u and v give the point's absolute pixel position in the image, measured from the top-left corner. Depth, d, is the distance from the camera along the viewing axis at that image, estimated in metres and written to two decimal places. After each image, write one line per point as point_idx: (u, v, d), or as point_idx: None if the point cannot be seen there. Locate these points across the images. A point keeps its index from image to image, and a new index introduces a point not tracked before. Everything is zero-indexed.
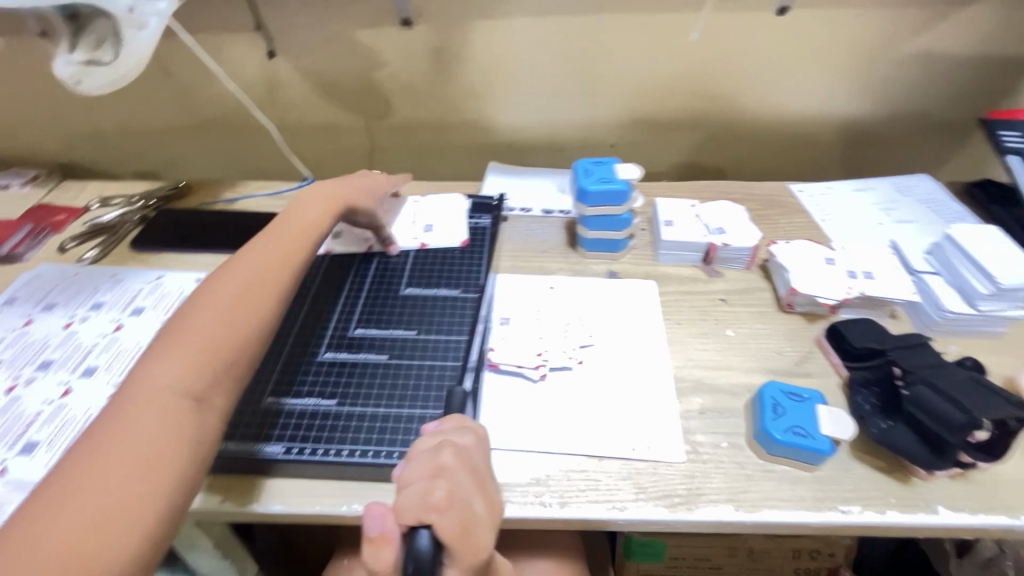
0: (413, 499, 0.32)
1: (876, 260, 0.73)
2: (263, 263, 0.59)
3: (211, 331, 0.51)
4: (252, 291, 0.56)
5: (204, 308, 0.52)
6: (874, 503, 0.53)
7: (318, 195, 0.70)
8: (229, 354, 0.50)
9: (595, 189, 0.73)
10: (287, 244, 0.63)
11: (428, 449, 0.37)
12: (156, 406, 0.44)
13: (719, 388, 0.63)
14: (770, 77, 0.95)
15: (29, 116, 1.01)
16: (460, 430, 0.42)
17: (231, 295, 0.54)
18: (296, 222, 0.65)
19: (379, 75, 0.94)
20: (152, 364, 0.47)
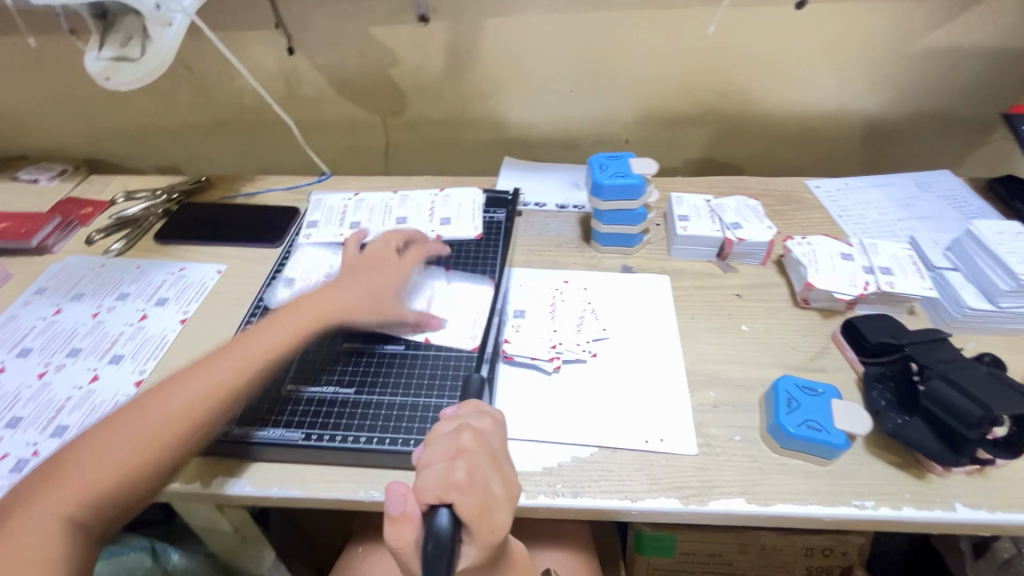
0: (435, 480, 0.34)
1: (895, 255, 0.72)
2: (215, 382, 0.53)
3: (131, 446, 0.48)
4: (190, 412, 0.51)
5: (142, 415, 0.50)
6: (889, 498, 0.53)
7: (352, 274, 0.66)
8: (132, 482, 0.47)
9: (610, 183, 0.73)
10: (250, 359, 0.56)
11: (447, 432, 0.39)
12: (70, 498, 0.44)
13: (733, 381, 0.63)
14: (788, 72, 0.94)
15: (56, 112, 1.04)
16: (478, 415, 0.43)
17: (170, 411, 0.50)
18: (312, 305, 0.62)
19: (395, 71, 0.95)
20: (101, 444, 0.48)
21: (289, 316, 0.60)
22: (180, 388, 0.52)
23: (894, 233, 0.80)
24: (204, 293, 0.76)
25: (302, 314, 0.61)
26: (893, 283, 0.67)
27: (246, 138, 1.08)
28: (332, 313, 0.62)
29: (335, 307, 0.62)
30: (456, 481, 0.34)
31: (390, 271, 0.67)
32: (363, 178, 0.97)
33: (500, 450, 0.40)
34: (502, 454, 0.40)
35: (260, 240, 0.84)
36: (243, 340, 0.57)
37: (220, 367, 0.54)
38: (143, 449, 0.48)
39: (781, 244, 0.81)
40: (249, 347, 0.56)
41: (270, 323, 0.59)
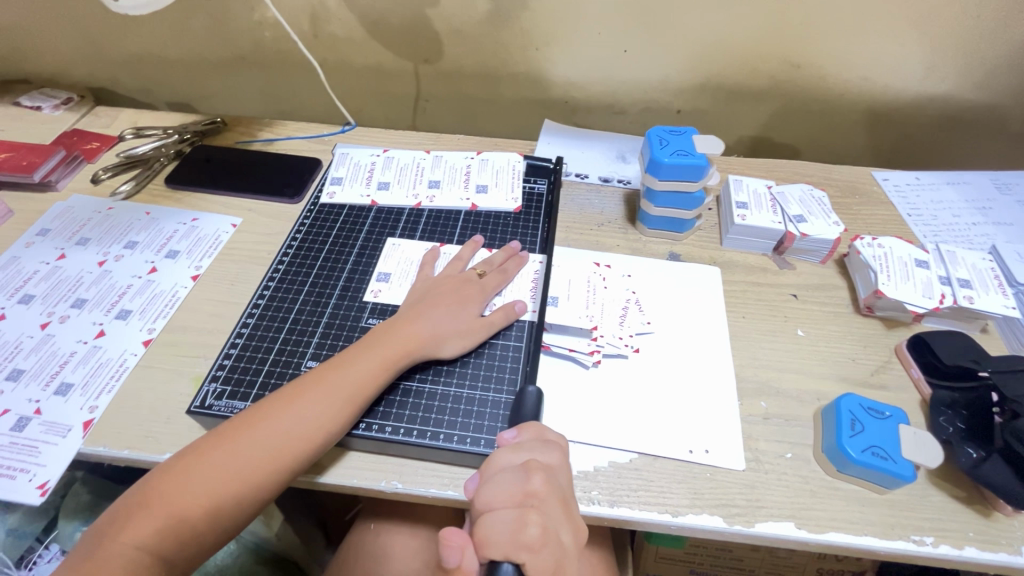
0: (505, 538, 0.38)
1: (975, 267, 0.65)
2: (297, 429, 0.48)
3: (213, 485, 0.46)
4: (271, 455, 0.47)
5: (226, 450, 0.47)
6: (951, 536, 0.49)
7: (446, 299, 0.59)
8: (210, 523, 0.45)
9: (670, 163, 0.65)
10: (336, 401, 0.50)
11: (514, 474, 0.41)
12: (158, 524, 0.44)
13: (786, 392, 0.58)
14: (869, 48, 0.84)
15: (60, 34, 0.95)
16: (545, 445, 0.45)
17: (251, 453, 0.47)
18: (404, 337, 0.55)
19: (433, 14, 0.86)
20: (189, 472, 0.46)
21: (376, 347, 0.54)
22: (263, 423, 0.48)
23: (967, 240, 0.74)
24: (218, 248, 0.71)
25: (388, 347, 0.54)
26: (972, 299, 0.61)
27: (266, 77, 0.99)
28: (420, 350, 0.55)
29: (421, 344, 0.55)
30: (525, 544, 0.38)
31: (474, 303, 0.60)
32: (391, 132, 0.90)
33: (565, 487, 0.43)
34: (568, 491, 0.43)
35: (279, 193, 0.78)
36: (334, 369, 0.52)
37: (303, 405, 0.49)
38: (221, 490, 0.46)
39: (845, 241, 0.74)
40: (336, 385, 0.51)
41: (358, 354, 0.53)
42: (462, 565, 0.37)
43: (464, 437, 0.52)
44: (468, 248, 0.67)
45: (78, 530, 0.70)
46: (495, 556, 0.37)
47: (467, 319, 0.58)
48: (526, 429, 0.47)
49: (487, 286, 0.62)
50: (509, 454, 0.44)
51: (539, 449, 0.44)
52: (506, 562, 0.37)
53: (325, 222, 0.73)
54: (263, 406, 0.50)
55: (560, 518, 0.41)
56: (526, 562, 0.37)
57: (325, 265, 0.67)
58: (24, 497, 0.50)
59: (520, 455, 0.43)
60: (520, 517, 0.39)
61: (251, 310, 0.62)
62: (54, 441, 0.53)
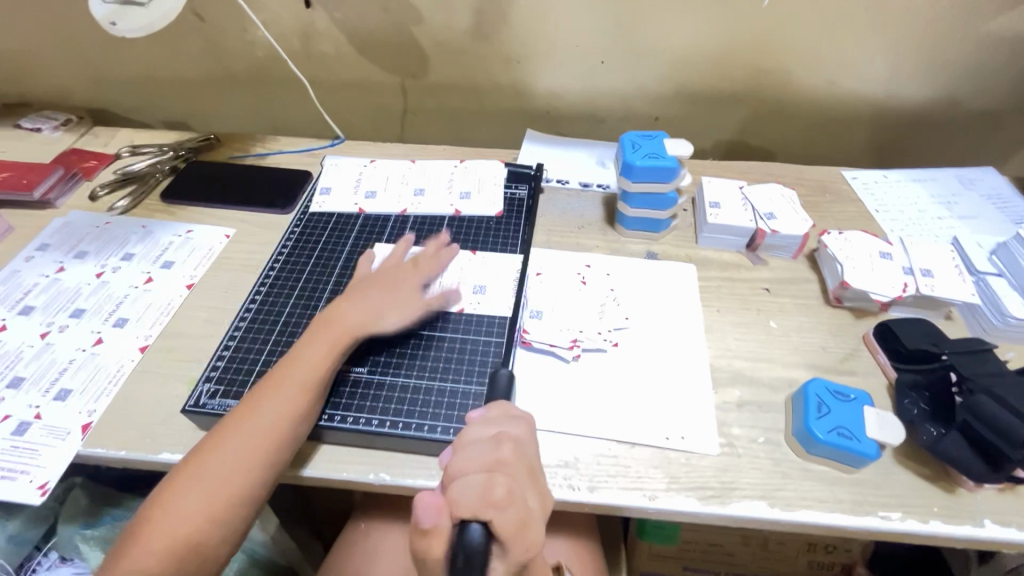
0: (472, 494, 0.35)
1: (937, 257, 0.68)
2: (266, 428, 0.50)
3: (202, 500, 0.48)
4: (251, 451, 0.49)
5: (213, 456, 0.49)
6: (916, 511, 0.51)
7: (376, 286, 0.61)
8: (210, 535, 0.47)
9: (642, 164, 0.69)
10: (295, 396, 0.52)
11: (482, 444, 0.41)
12: (158, 547, 0.46)
13: (759, 380, 0.61)
14: (833, 53, 0.88)
15: (60, 59, 0.99)
16: (511, 420, 0.45)
17: (233, 453, 0.49)
18: (336, 324, 0.57)
19: (417, 32, 0.90)
20: (175, 495, 0.48)
21: (341, 339, 0.56)
22: (240, 423, 0.51)
23: (933, 233, 0.77)
24: (212, 258, 0.74)
25: (340, 334, 0.56)
26: (934, 287, 0.64)
27: (258, 95, 1.03)
28: (380, 338, 0.57)
29: (387, 335, 0.58)
30: (491, 501, 0.35)
31: (410, 286, 0.63)
32: (379, 144, 0.93)
33: (532, 459, 0.42)
34: (535, 463, 0.42)
35: (270, 205, 0.81)
36: (282, 368, 0.54)
37: (275, 401, 0.52)
38: (213, 493, 0.48)
39: (815, 237, 0.77)
40: (299, 377, 0.53)
41: (316, 345, 0.56)
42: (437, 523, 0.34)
43: (448, 428, 0.54)
44: (435, 244, 0.69)
45: (77, 532, 0.71)
46: (463, 518, 0.34)
47: (404, 301, 0.61)
48: (493, 407, 0.47)
49: (453, 279, 0.64)
50: (479, 428, 0.44)
51: (507, 424, 0.45)
52: (476, 522, 0.34)
53: (314, 230, 0.75)
54: (242, 410, 0.52)
55: (527, 484, 0.39)
56: (494, 518, 0.35)
57: (314, 270, 0.70)
58: (24, 497, 0.52)
59: (489, 429, 0.43)
60: (487, 479, 0.37)
61: (243, 315, 0.64)
62: (53, 443, 0.55)
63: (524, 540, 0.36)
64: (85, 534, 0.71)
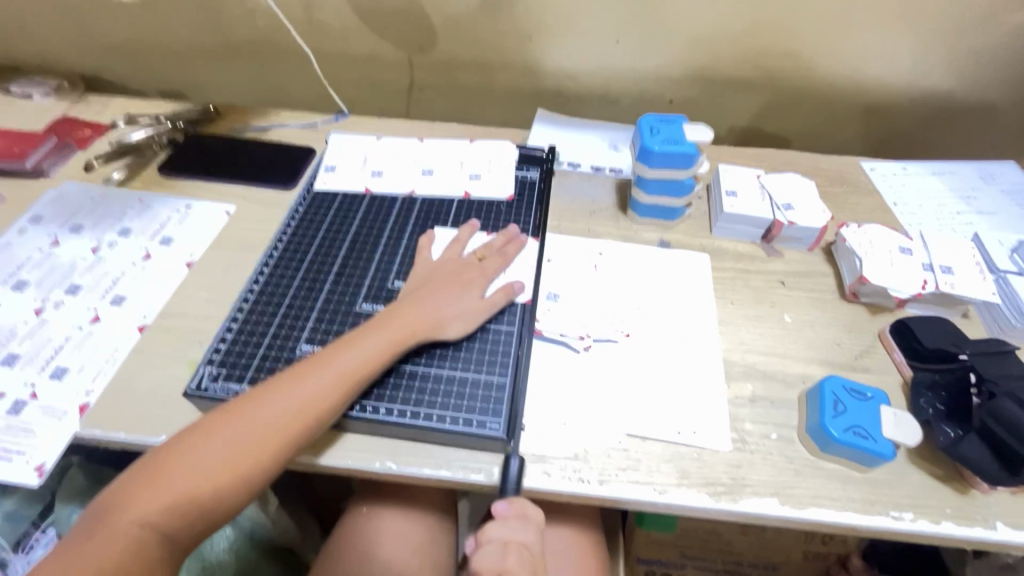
0: None
1: (958, 254, 0.66)
2: (301, 409, 0.49)
3: (222, 464, 0.46)
4: (274, 434, 0.48)
5: (236, 428, 0.48)
6: (928, 512, 0.51)
7: (443, 282, 0.60)
8: (217, 500, 0.46)
9: (661, 151, 0.66)
10: (339, 382, 0.51)
11: (494, 550, 0.47)
12: (163, 500, 0.45)
13: (773, 375, 0.60)
14: (857, 38, 0.85)
15: (51, 20, 0.95)
16: (527, 522, 0.49)
17: (256, 432, 0.48)
18: (404, 319, 0.56)
19: (425, 2, 0.86)
20: (194, 451, 0.46)
21: (379, 328, 0.55)
22: (269, 403, 0.49)
23: (952, 229, 0.75)
24: (213, 235, 0.71)
25: (393, 330, 0.55)
26: (953, 285, 0.63)
27: (259, 65, 0.99)
28: (425, 333, 0.56)
29: (422, 326, 0.56)
30: None
31: (476, 283, 0.61)
32: (383, 120, 0.90)
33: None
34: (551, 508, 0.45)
35: (272, 181, 0.78)
36: (339, 352, 0.52)
37: (307, 386, 0.50)
38: (227, 469, 0.46)
39: (832, 229, 0.75)
40: (341, 365, 0.52)
41: (362, 336, 0.54)
42: None
43: (457, 418, 0.53)
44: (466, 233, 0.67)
45: (74, 512, 0.70)
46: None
47: (471, 301, 0.59)
48: (514, 502, 0.49)
49: (487, 269, 0.63)
50: (495, 522, 0.48)
51: (521, 527, 0.49)
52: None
53: (319, 209, 0.73)
54: (267, 387, 0.50)
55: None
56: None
57: (319, 251, 0.68)
58: (22, 478, 0.50)
59: (501, 525, 0.48)
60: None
61: (246, 296, 0.62)
62: (50, 424, 0.53)
63: None
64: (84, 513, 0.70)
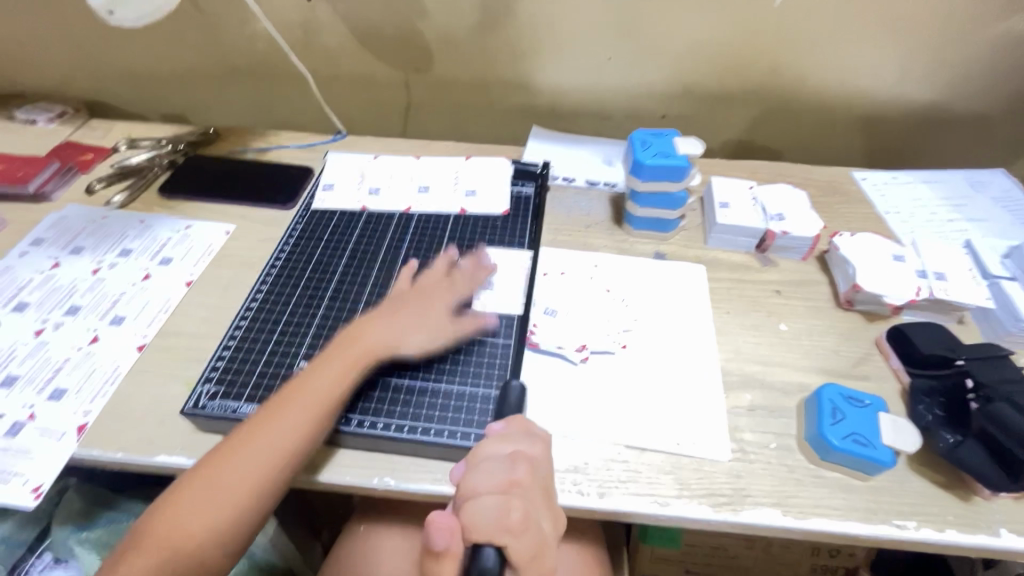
0: (489, 521, 0.36)
1: (951, 261, 0.67)
2: (270, 446, 0.49)
3: (203, 516, 0.46)
4: (254, 475, 0.48)
5: (211, 475, 0.48)
6: (931, 520, 0.50)
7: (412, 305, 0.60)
8: (206, 551, 0.46)
9: (652, 163, 0.68)
10: (304, 411, 0.51)
11: (500, 463, 0.40)
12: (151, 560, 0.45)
13: (770, 384, 0.60)
14: (844, 53, 0.87)
15: (58, 50, 0.97)
16: (529, 437, 0.44)
17: (232, 479, 0.48)
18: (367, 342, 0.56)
19: (421, 25, 0.88)
20: (173, 508, 0.47)
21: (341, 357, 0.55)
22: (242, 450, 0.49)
23: (945, 236, 0.76)
24: (212, 255, 0.72)
25: (353, 354, 0.55)
26: (947, 291, 0.63)
27: (259, 89, 1.01)
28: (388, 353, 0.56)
29: (383, 346, 0.56)
30: (508, 528, 0.36)
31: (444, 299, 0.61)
32: (381, 140, 0.91)
33: (549, 480, 0.42)
34: (550, 483, 0.42)
35: (271, 201, 0.79)
36: (303, 382, 0.52)
37: (277, 424, 0.50)
38: (216, 519, 0.47)
39: (825, 238, 0.76)
40: (311, 396, 0.51)
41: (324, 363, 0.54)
42: (451, 548, 0.35)
43: (455, 432, 0.53)
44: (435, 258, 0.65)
45: (72, 535, 0.69)
46: (477, 541, 0.35)
47: (436, 317, 0.59)
48: (513, 422, 0.45)
49: (457, 285, 0.63)
50: (497, 443, 0.42)
51: (524, 441, 0.43)
52: (489, 546, 0.34)
53: (317, 228, 0.74)
54: (239, 431, 0.50)
55: (542, 504, 0.39)
56: (508, 544, 0.35)
57: (317, 268, 0.68)
58: (18, 501, 0.50)
59: (507, 445, 0.42)
60: (504, 503, 0.37)
61: (244, 314, 0.63)
62: (47, 446, 0.53)
63: (534, 563, 0.36)
64: (81, 536, 0.69)
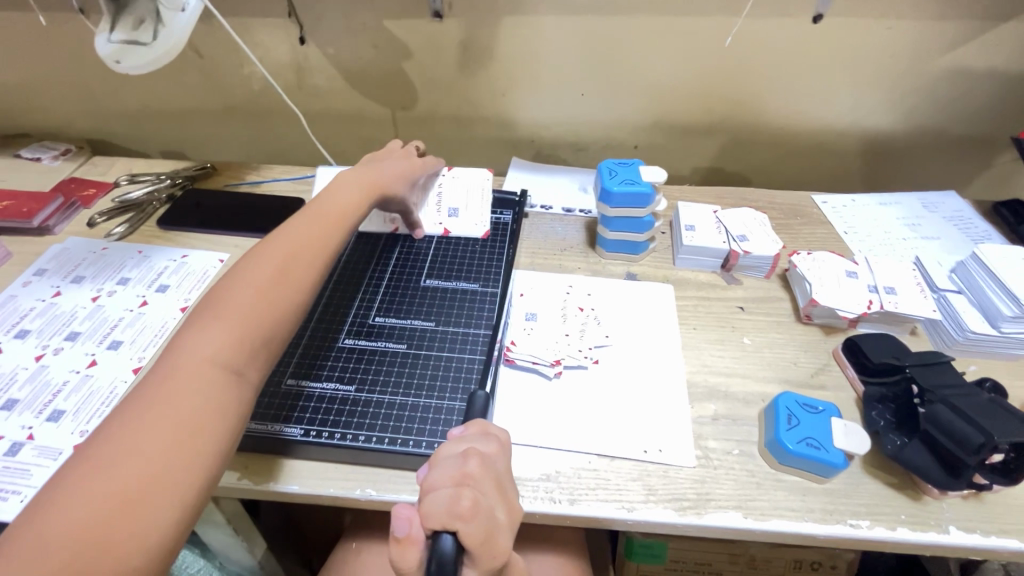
0: (441, 507, 0.38)
1: (900, 277, 0.71)
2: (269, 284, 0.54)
3: (209, 349, 0.47)
4: (276, 296, 0.53)
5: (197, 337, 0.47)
6: (883, 519, 0.53)
7: (354, 178, 0.70)
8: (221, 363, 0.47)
9: (619, 190, 0.73)
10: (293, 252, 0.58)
11: (453, 459, 0.42)
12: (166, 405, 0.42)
13: (733, 395, 0.63)
14: (799, 86, 0.94)
15: (65, 93, 1.03)
16: (485, 437, 0.46)
17: (231, 324, 0.49)
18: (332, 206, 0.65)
19: (406, 66, 0.95)
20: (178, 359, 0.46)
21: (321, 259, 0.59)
22: (255, 340, 0.49)
23: (898, 253, 0.81)
24: (207, 282, 0.76)
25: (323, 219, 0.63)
26: (897, 304, 0.67)
27: (254, 126, 1.07)
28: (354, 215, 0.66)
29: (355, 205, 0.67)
30: (458, 513, 0.37)
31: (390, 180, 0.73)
32: None
33: (502, 472, 0.43)
34: (505, 476, 0.43)
35: (264, 230, 0.83)
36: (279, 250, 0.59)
37: (262, 279, 0.54)
38: (219, 342, 0.47)
39: (786, 258, 0.81)
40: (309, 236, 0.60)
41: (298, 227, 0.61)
42: (409, 534, 0.36)
43: (434, 443, 0.56)
44: (367, 179, 0.71)
45: None
46: (434, 527, 0.37)
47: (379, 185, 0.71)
48: (471, 425, 0.48)
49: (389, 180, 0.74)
50: (453, 444, 0.45)
51: (479, 440, 0.46)
52: (444, 533, 0.36)
53: None
54: (221, 298, 0.51)
55: (495, 495, 0.41)
56: (460, 529, 0.37)
57: None
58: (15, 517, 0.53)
59: (461, 444, 0.45)
60: (455, 493, 0.39)
61: None
62: (44, 465, 0.56)
63: (488, 547, 0.37)
64: None
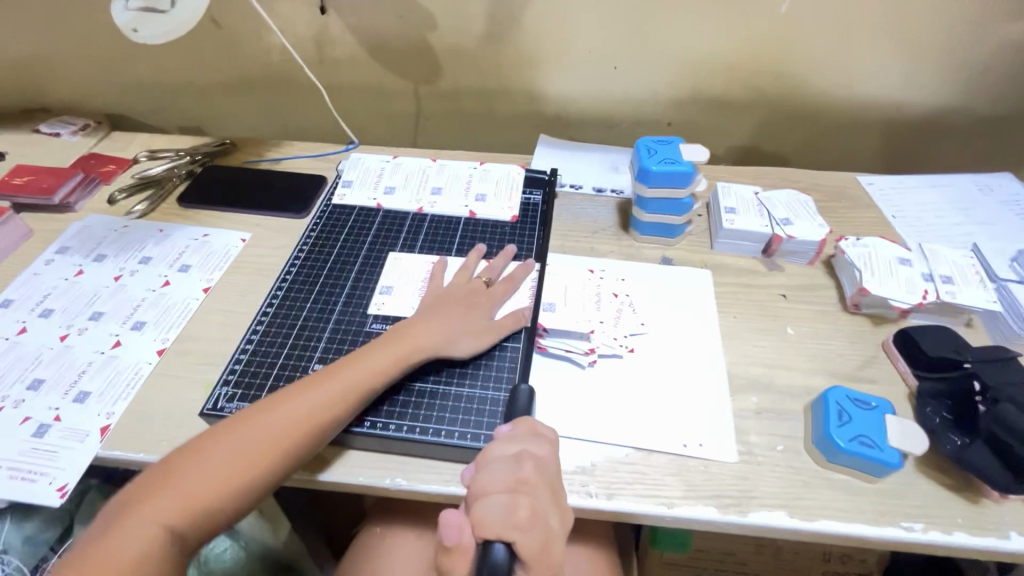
0: (496, 516, 0.37)
1: (957, 264, 0.67)
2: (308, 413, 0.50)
3: (227, 474, 0.46)
4: (273, 451, 0.48)
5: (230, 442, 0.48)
6: (939, 523, 0.50)
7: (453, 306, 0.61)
8: (222, 495, 0.46)
9: (658, 170, 0.69)
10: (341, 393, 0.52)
11: (505, 463, 0.41)
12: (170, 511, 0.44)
13: (776, 388, 0.60)
14: (848, 60, 0.88)
15: (82, 66, 1.01)
16: (536, 438, 0.44)
17: (260, 441, 0.48)
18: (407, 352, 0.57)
19: (431, 38, 0.91)
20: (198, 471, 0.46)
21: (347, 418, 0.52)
22: (256, 475, 0.47)
23: (952, 239, 0.76)
24: (229, 262, 0.74)
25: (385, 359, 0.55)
26: (954, 294, 0.64)
27: (273, 101, 1.04)
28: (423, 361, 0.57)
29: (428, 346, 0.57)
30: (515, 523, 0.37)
31: (484, 309, 0.62)
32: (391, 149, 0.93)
33: (554, 475, 0.43)
34: (558, 481, 0.43)
35: (285, 209, 0.81)
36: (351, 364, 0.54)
37: (292, 407, 0.50)
38: (230, 484, 0.46)
39: (831, 243, 0.76)
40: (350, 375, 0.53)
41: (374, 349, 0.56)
42: (461, 542, 0.36)
43: (466, 433, 0.54)
44: (448, 299, 0.62)
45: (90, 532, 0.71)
46: (488, 537, 0.36)
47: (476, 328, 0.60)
48: (519, 424, 0.46)
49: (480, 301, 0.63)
50: (503, 444, 0.43)
51: (532, 442, 0.44)
52: (499, 542, 0.35)
53: (331, 234, 0.76)
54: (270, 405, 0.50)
55: (550, 503, 0.40)
56: (515, 539, 0.36)
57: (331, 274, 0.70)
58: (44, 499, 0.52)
59: (513, 445, 0.43)
60: (510, 501, 0.38)
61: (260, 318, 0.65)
62: (71, 447, 0.55)
63: (544, 557, 0.37)
64: None
